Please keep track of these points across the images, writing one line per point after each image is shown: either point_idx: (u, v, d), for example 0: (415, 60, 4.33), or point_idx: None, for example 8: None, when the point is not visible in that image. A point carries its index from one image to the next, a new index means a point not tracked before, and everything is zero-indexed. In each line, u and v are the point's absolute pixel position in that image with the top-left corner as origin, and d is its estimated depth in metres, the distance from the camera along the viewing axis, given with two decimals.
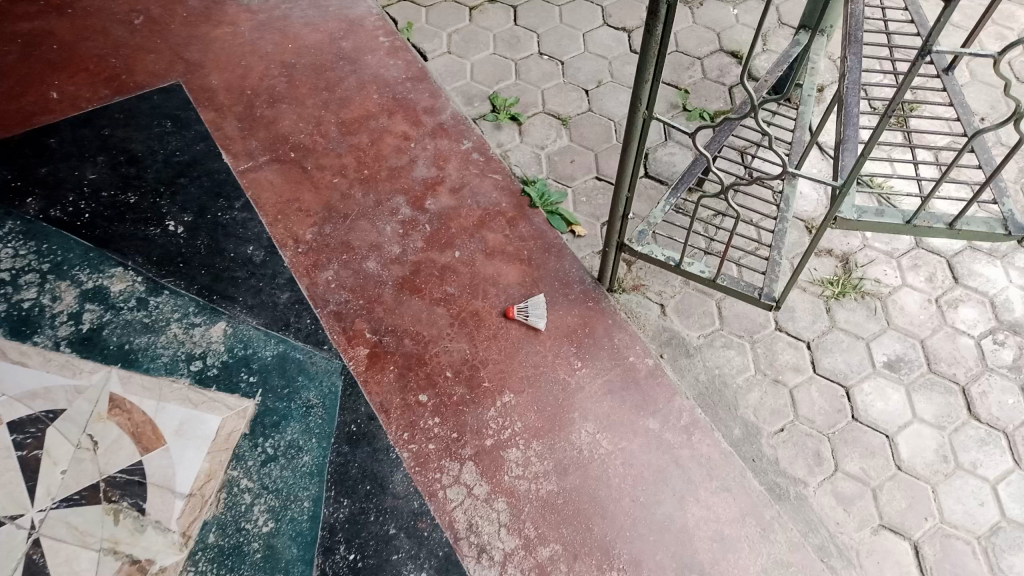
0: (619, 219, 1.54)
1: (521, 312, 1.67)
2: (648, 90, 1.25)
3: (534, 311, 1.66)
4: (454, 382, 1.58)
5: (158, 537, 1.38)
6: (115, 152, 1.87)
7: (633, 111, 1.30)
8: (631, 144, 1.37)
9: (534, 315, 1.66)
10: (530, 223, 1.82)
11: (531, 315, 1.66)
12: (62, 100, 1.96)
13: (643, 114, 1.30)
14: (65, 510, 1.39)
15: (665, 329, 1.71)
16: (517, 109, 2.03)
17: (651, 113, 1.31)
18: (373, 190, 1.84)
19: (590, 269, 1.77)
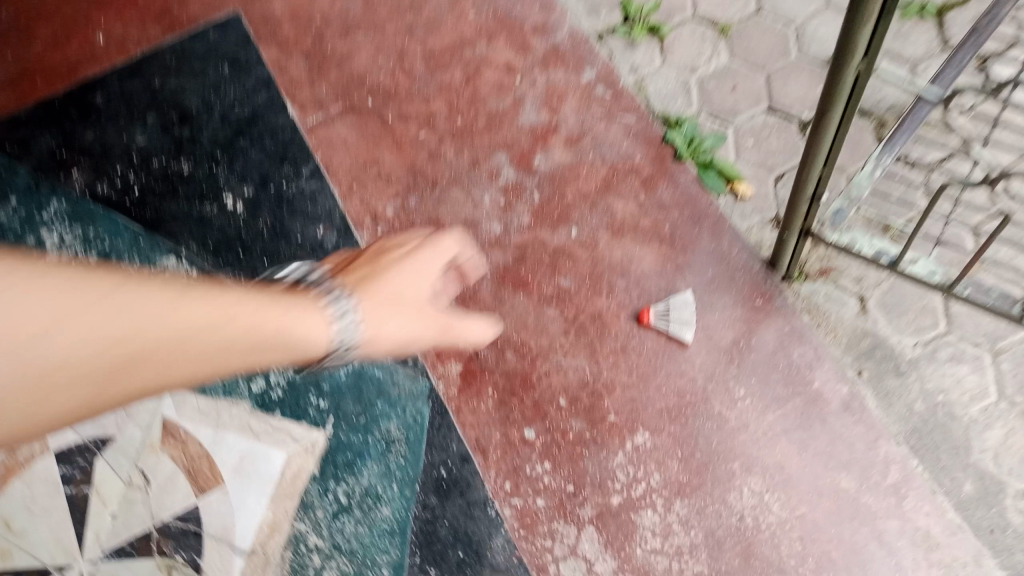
0: (802, 207, 1.07)
1: (660, 319, 1.25)
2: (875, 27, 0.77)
3: (680, 318, 1.24)
4: (572, 413, 1.20)
5: None
6: (167, 108, 1.56)
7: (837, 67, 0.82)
8: (833, 114, 0.89)
9: (679, 325, 1.24)
10: (675, 184, 1.36)
11: (675, 324, 1.24)
12: (113, 44, 1.64)
13: (858, 69, 0.82)
14: (116, 563, 1.18)
15: (864, 334, 1.22)
16: (657, 17, 1.52)
17: (873, 63, 0.82)
18: (467, 146, 1.42)
19: (760, 252, 1.29)
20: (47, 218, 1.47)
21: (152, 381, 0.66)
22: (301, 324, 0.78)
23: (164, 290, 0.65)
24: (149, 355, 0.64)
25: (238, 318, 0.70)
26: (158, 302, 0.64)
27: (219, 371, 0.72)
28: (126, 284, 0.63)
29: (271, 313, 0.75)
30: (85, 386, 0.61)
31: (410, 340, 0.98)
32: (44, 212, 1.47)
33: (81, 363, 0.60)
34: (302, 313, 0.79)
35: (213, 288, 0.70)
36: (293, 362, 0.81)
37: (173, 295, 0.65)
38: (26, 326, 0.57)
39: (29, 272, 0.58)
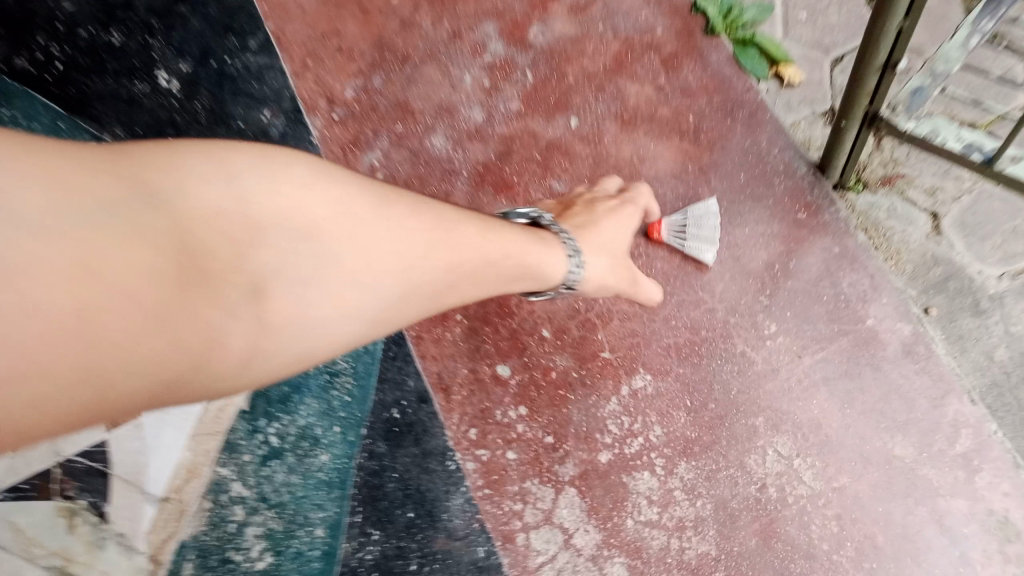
0: (873, 75, 0.82)
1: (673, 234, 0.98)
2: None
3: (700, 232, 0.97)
4: (557, 347, 0.96)
5: (118, 558, 0.85)
6: None
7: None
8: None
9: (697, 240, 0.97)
10: (704, 65, 1.08)
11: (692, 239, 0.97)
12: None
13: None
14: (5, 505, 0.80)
15: (935, 261, 0.95)
16: None
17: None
18: (447, 14, 1.15)
19: (808, 153, 1.02)
20: None
21: (430, 305, 0.67)
22: (547, 250, 0.79)
23: (439, 226, 0.66)
24: (438, 288, 0.66)
25: (486, 246, 0.70)
26: (437, 239, 0.65)
27: (473, 297, 0.73)
28: (421, 220, 0.64)
29: (516, 245, 0.75)
30: (395, 313, 0.63)
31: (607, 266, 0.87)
32: None
33: (394, 299, 0.62)
34: (548, 243, 0.80)
35: (469, 217, 0.70)
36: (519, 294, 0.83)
37: (453, 229, 0.67)
38: (358, 272, 0.58)
39: (372, 203, 0.61)
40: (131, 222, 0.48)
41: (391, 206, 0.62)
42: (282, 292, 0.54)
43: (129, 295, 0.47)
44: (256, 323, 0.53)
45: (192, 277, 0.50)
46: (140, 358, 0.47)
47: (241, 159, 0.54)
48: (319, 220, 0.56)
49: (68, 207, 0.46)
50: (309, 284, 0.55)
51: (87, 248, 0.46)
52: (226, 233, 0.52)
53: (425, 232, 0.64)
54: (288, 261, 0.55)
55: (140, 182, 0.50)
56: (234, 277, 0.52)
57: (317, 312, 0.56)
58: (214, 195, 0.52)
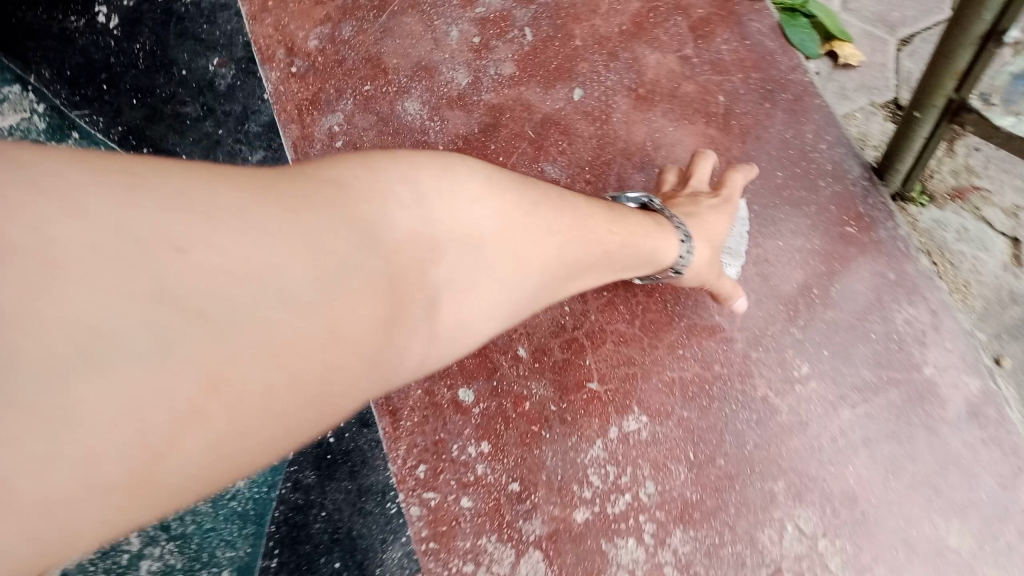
0: (969, 49, 0.63)
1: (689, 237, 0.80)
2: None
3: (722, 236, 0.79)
4: (533, 371, 0.78)
5: None
6: None
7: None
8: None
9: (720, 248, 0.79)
10: (742, 34, 0.88)
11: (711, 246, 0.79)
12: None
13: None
14: None
15: (1015, 300, 0.76)
16: None
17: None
18: None
19: (863, 152, 0.83)
20: None
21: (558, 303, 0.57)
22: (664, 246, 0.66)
23: (575, 222, 0.53)
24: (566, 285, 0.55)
25: (616, 238, 0.58)
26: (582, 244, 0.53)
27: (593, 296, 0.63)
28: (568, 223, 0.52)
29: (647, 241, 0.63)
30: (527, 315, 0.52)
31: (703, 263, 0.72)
32: None
33: (534, 301, 0.51)
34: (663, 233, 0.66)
35: (595, 202, 0.57)
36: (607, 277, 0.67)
37: (588, 218, 0.54)
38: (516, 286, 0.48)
39: (527, 207, 0.49)
40: (352, 264, 0.38)
41: (541, 203, 0.50)
42: (454, 302, 0.44)
43: (352, 350, 0.38)
44: (429, 340, 0.43)
45: (402, 318, 0.40)
46: (344, 411, 0.39)
47: (417, 168, 0.43)
48: (484, 232, 0.45)
49: (296, 252, 0.36)
50: (474, 291, 0.45)
51: (315, 297, 0.36)
52: (415, 260, 0.41)
53: (562, 230, 0.51)
54: (457, 270, 0.44)
55: (347, 213, 0.39)
56: (423, 294, 0.42)
57: (477, 321, 0.46)
58: (412, 222, 0.41)
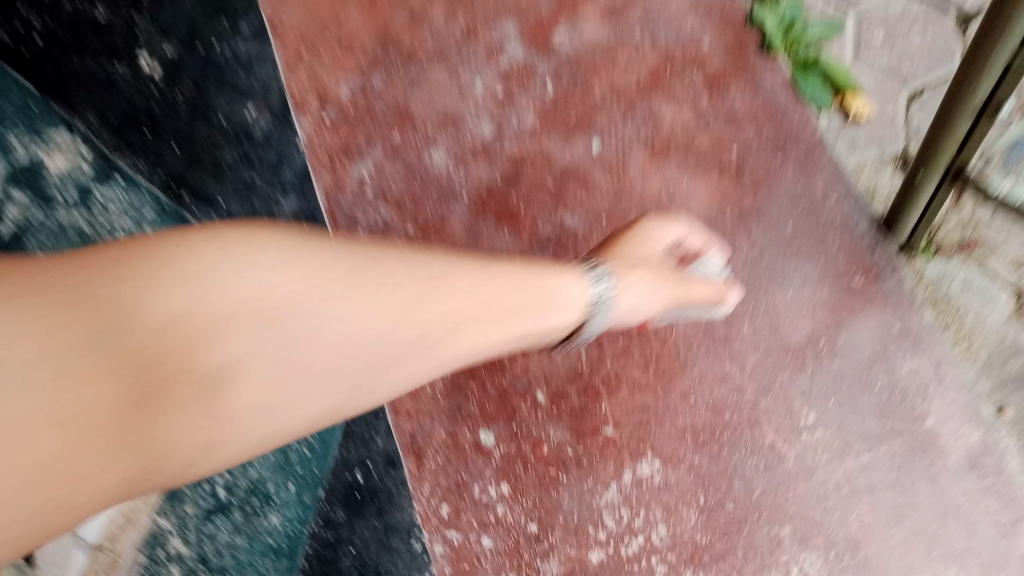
0: (966, 119, 0.67)
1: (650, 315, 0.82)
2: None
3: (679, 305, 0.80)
4: (552, 416, 0.82)
5: None
6: None
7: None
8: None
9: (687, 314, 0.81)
10: (754, 88, 0.91)
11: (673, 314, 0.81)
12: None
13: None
14: None
15: (1017, 352, 0.79)
16: None
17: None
18: (462, 9, 1.01)
19: (871, 206, 0.85)
20: None
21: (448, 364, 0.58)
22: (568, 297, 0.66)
23: (416, 283, 0.54)
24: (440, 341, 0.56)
25: (488, 300, 0.58)
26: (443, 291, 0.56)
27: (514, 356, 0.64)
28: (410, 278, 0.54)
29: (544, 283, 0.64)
30: (401, 374, 0.54)
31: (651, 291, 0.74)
32: None
33: (371, 376, 0.52)
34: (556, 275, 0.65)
35: (462, 265, 0.59)
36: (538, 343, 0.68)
37: (442, 282, 0.56)
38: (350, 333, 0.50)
39: (342, 271, 0.51)
40: (98, 349, 0.41)
41: (369, 267, 0.53)
42: (242, 375, 0.46)
43: (97, 431, 0.41)
44: (210, 416, 0.45)
45: (163, 395, 0.43)
46: (96, 492, 0.41)
47: (202, 243, 0.46)
48: (285, 301, 0.48)
49: (35, 339, 0.39)
50: (264, 363, 0.47)
51: (52, 381, 0.39)
52: (190, 337, 0.44)
53: (399, 294, 0.53)
54: (243, 346, 0.46)
55: (104, 296, 0.42)
56: (194, 371, 0.44)
57: (285, 395, 0.48)
58: (187, 298, 0.44)
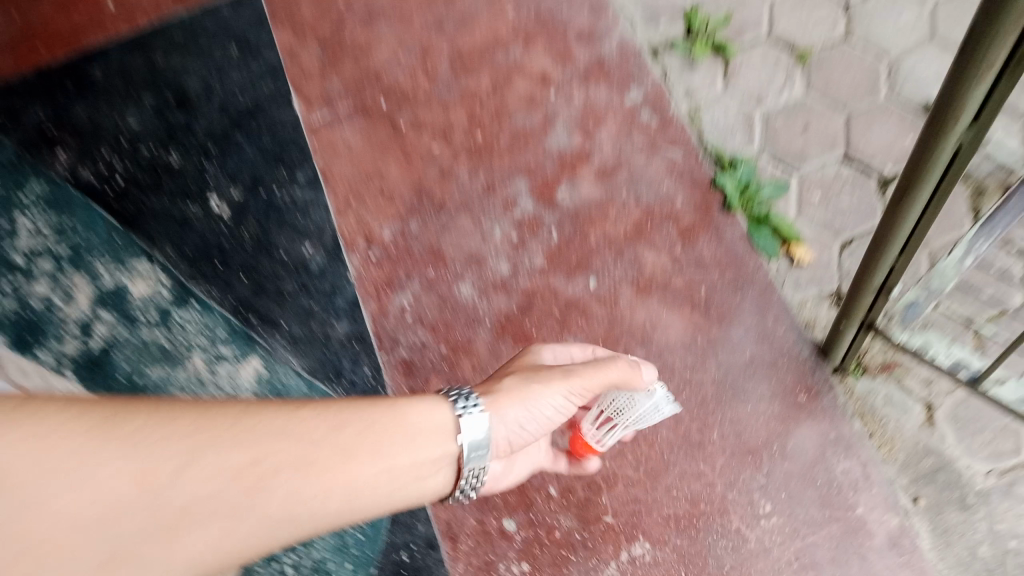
0: (870, 293, 0.90)
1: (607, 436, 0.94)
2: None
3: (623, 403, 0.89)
4: (562, 507, 1.01)
5: None
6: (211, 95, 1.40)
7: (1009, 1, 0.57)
8: (977, 84, 0.64)
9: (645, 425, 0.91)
10: (719, 239, 1.15)
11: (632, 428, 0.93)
12: (148, 10, 1.55)
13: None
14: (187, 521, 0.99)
15: (927, 453, 1.00)
16: (725, 34, 1.32)
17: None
18: (483, 167, 1.24)
19: (812, 334, 1.08)
20: (25, 200, 1.35)
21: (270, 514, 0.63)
22: (413, 427, 0.71)
23: (225, 446, 0.61)
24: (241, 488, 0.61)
25: (305, 451, 0.65)
26: (228, 440, 0.62)
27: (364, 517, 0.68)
28: (202, 429, 0.61)
29: (380, 423, 0.69)
30: (187, 539, 0.59)
31: (548, 399, 0.79)
32: (24, 194, 1.35)
33: (167, 530, 0.59)
34: (395, 408, 0.71)
35: (283, 422, 0.65)
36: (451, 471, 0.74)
37: (254, 441, 0.63)
38: (114, 487, 0.57)
39: (142, 429, 0.59)
40: None
41: (175, 433, 0.60)
42: (33, 530, 0.54)
43: None
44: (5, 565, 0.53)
45: None
46: None
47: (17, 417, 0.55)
48: (78, 465, 0.56)
49: None
50: (51, 519, 0.55)
51: None
52: None
53: (204, 455, 0.60)
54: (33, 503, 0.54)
55: None
56: None
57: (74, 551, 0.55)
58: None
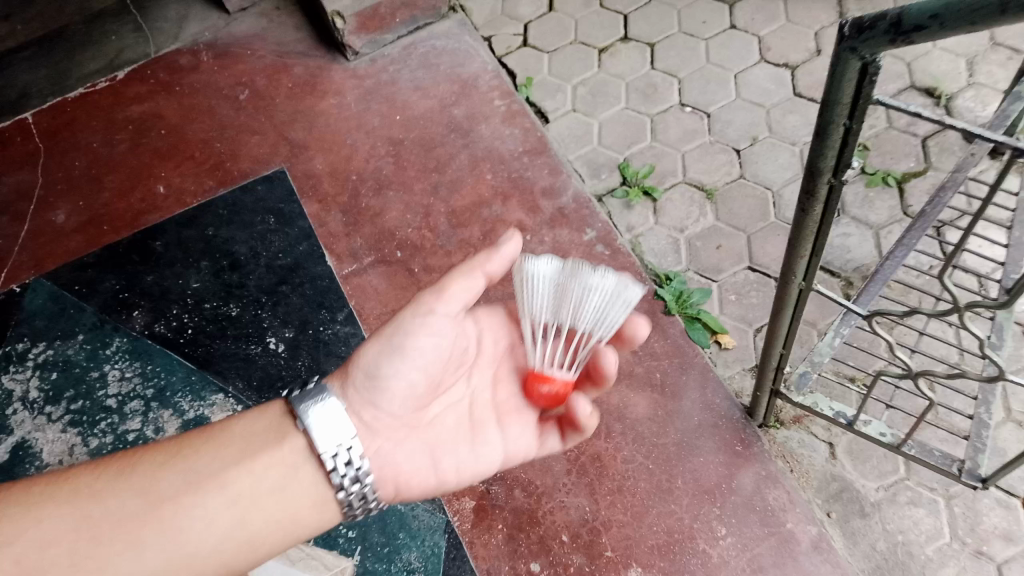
0: (768, 373, 1.27)
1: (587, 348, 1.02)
2: (837, 161, 0.78)
3: (538, 286, 1.07)
4: (574, 548, 1.35)
5: None
6: (257, 256, 1.75)
7: (795, 243, 0.93)
8: (804, 243, 0.93)
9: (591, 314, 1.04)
10: (665, 336, 1.55)
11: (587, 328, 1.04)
12: (193, 190, 1.88)
13: (813, 234, 0.91)
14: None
15: (833, 478, 1.38)
16: (651, 181, 1.75)
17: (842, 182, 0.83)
18: None
19: (740, 399, 1.46)
20: (110, 354, 1.66)
21: (122, 547, 0.83)
22: (241, 439, 0.93)
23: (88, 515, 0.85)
24: (92, 530, 0.84)
25: (156, 488, 0.87)
26: (62, 505, 0.85)
27: (212, 539, 0.87)
28: (56, 493, 0.86)
29: (199, 449, 0.91)
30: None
31: (408, 337, 0.96)
32: (108, 349, 1.66)
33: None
34: (225, 429, 0.94)
35: (140, 475, 0.88)
36: (314, 465, 0.93)
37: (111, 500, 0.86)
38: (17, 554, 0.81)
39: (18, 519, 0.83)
40: None
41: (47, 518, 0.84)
42: None
43: None
44: None
45: None
46: None
47: None
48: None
49: None
50: None
51: None
52: None
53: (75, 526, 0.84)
54: None
55: None
56: None
57: None
58: None
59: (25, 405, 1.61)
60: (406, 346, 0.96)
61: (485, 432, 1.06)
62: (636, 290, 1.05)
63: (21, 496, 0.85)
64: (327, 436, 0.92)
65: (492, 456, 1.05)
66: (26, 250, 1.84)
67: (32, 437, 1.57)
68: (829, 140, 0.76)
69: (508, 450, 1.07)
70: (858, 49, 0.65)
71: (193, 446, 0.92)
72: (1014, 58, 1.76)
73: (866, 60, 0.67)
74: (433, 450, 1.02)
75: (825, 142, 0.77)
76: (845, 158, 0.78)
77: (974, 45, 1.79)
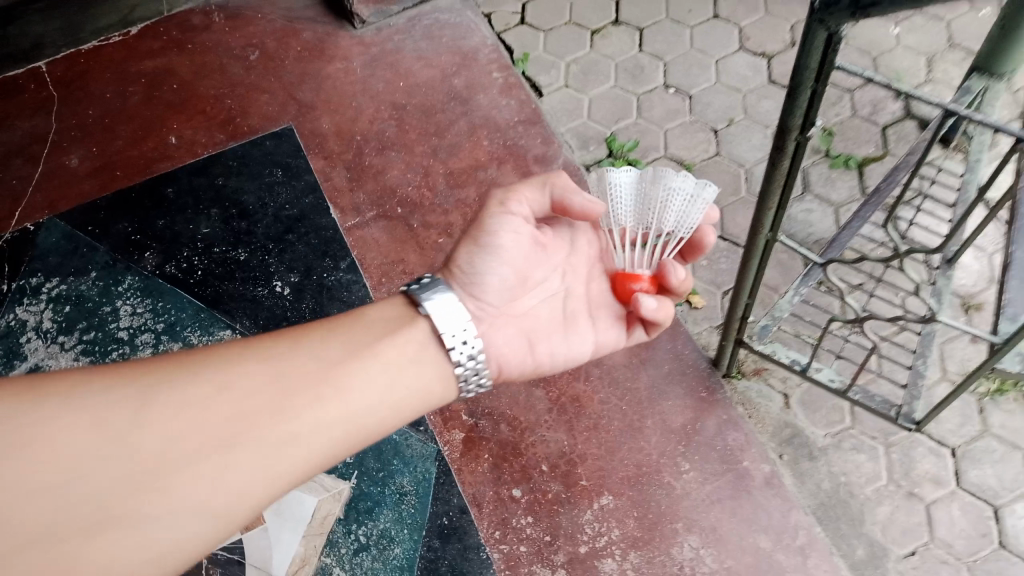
0: (734, 322, 1.42)
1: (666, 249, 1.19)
2: (804, 120, 0.92)
3: (622, 191, 1.24)
4: (552, 477, 1.50)
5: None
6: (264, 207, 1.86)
7: (765, 194, 1.07)
8: (772, 195, 1.07)
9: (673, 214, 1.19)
10: None
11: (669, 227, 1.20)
12: (204, 142, 1.98)
13: (781, 186, 1.04)
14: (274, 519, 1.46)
15: (787, 425, 1.54)
16: (635, 154, 1.89)
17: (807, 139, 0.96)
18: None
19: (707, 352, 1.62)
20: (122, 291, 1.76)
21: (310, 397, 0.91)
22: (379, 317, 1.03)
23: (273, 370, 0.92)
24: (280, 385, 0.91)
25: (324, 351, 0.96)
26: (239, 360, 0.92)
27: (375, 398, 0.95)
28: (234, 353, 0.93)
29: (344, 325, 1.01)
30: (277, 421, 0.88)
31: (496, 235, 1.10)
32: (120, 286, 1.77)
33: (258, 413, 0.88)
34: (361, 314, 1.04)
35: (309, 341, 0.97)
36: (437, 346, 1.03)
37: (286, 357, 0.94)
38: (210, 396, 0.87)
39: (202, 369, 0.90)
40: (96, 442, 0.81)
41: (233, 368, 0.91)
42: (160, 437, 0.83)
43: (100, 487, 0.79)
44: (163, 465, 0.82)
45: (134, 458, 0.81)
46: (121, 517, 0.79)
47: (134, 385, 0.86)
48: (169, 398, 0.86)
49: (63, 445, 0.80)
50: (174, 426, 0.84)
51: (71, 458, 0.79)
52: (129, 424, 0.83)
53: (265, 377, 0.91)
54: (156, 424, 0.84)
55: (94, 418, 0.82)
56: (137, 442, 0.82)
57: (192, 438, 0.84)
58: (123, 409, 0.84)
59: (39, 333, 1.72)
60: (493, 245, 1.10)
61: (580, 325, 1.18)
62: (710, 191, 1.18)
63: (203, 356, 0.91)
64: (446, 321, 1.03)
65: (583, 346, 1.17)
66: (42, 192, 1.94)
67: (46, 363, 1.68)
68: (798, 101, 0.89)
69: (598, 341, 1.18)
70: (825, 21, 0.79)
71: (342, 323, 1.01)
72: (969, 59, 1.93)
73: (832, 32, 0.80)
74: (530, 336, 1.14)
75: (794, 103, 0.90)
76: (810, 117, 0.91)
77: (935, 44, 1.96)
